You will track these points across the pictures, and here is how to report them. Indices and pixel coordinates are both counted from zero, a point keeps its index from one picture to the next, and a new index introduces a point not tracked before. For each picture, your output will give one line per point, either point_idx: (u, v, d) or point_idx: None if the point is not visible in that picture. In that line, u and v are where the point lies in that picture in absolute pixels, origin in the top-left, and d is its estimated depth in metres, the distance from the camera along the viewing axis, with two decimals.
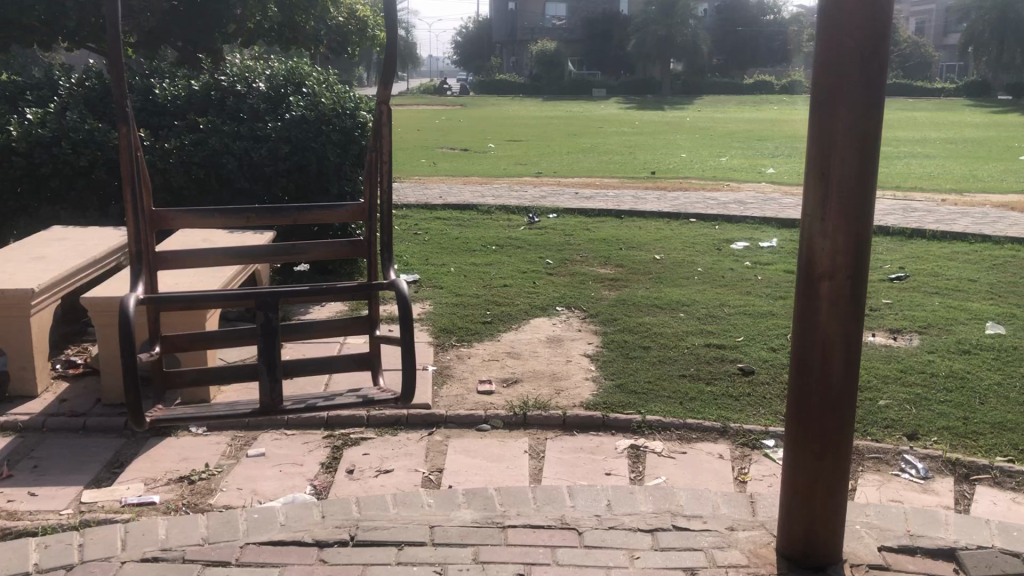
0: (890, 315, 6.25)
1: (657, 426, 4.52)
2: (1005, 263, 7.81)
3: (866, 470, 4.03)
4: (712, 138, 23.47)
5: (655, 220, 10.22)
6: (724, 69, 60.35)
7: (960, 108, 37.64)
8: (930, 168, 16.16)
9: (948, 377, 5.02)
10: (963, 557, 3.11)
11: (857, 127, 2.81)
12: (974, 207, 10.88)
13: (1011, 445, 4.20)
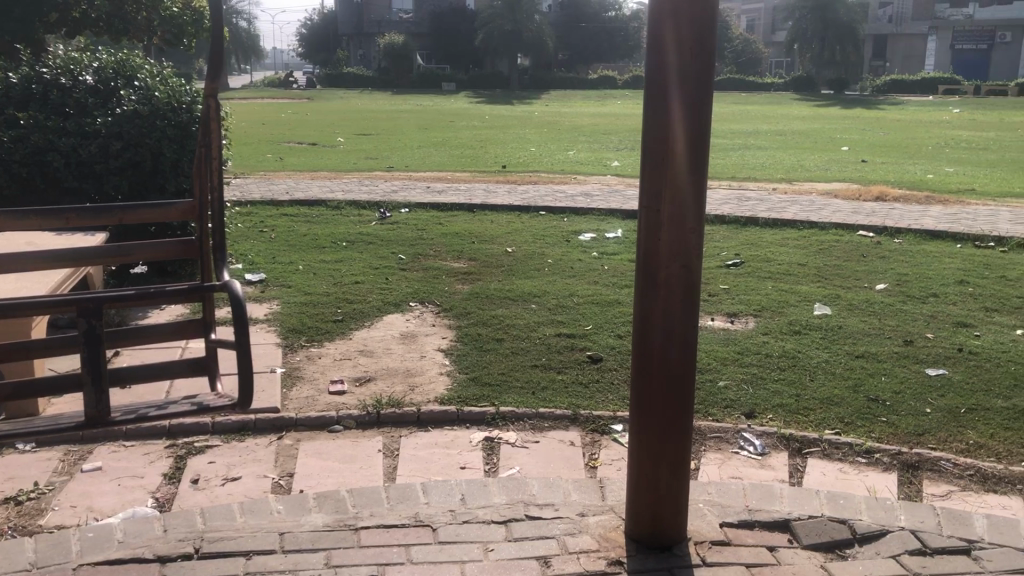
0: (728, 300, 6.54)
1: (511, 417, 4.57)
2: (831, 248, 8.34)
3: (708, 449, 4.21)
4: (560, 132, 23.90)
5: (506, 213, 10.32)
6: (570, 64, 61.63)
7: (786, 102, 39.95)
8: (762, 159, 17.03)
9: (781, 357, 5.31)
10: (796, 528, 3.29)
11: (689, 121, 2.92)
12: (802, 196, 11.54)
13: (838, 418, 4.48)
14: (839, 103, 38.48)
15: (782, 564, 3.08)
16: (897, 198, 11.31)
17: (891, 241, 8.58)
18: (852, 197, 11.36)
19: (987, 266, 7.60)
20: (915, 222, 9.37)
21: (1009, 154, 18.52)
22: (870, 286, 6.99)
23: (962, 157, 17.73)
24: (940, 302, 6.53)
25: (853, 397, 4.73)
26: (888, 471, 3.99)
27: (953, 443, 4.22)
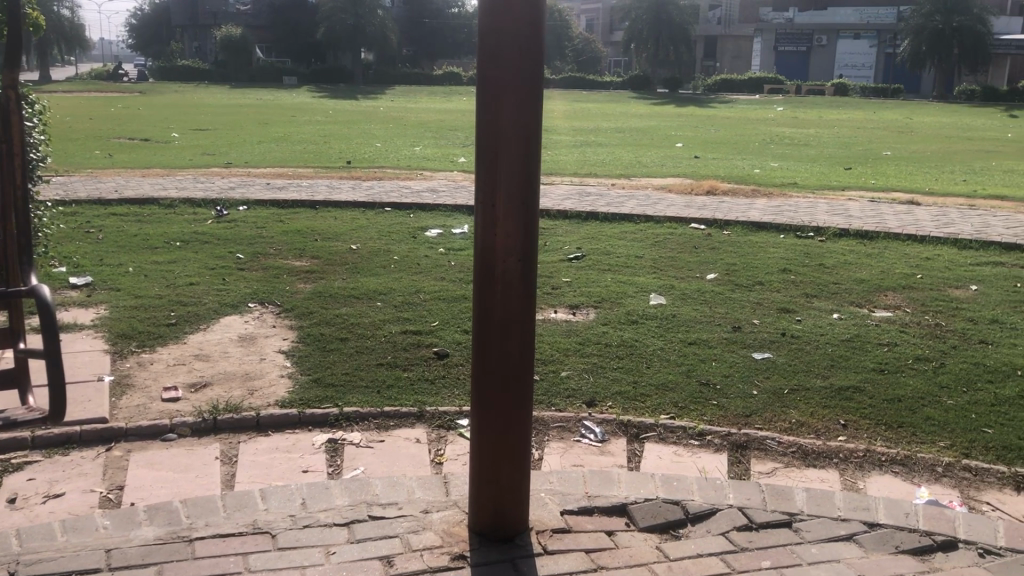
0: (570, 292, 6.69)
1: (355, 417, 4.50)
2: (666, 240, 8.67)
3: (550, 439, 4.29)
4: (405, 128, 23.74)
5: (349, 210, 10.16)
6: (414, 60, 61.36)
7: (625, 99, 41.22)
8: (602, 155, 17.50)
9: (620, 346, 5.48)
10: (632, 511, 3.40)
11: (521, 114, 2.96)
12: (640, 191, 11.93)
13: (672, 402, 4.67)
14: (674, 102, 40.00)
15: (620, 547, 3.18)
16: (726, 192, 11.88)
17: (721, 233, 9.01)
18: (685, 191, 11.85)
19: (807, 255, 8.10)
20: (742, 215, 9.87)
21: (827, 150, 19.80)
22: (702, 276, 7.32)
23: (784, 153, 18.81)
24: (766, 290, 6.91)
25: (686, 382, 4.94)
26: (719, 451, 4.19)
27: (777, 423, 4.47)
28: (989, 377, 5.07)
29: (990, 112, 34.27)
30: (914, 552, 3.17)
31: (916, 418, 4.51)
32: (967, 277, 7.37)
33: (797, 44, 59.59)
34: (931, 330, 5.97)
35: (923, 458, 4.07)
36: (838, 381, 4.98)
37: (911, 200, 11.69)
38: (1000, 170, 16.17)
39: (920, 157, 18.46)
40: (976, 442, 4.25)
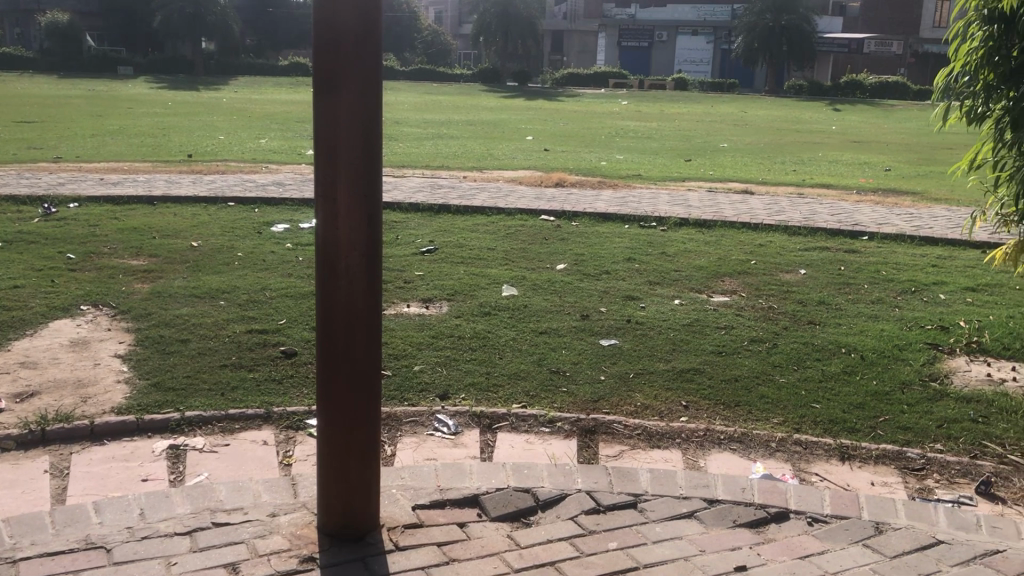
0: (422, 286, 6.66)
1: (198, 421, 4.33)
2: (517, 232, 8.76)
3: (403, 434, 4.26)
4: (250, 120, 23.00)
5: (191, 206, 9.75)
6: (258, 50, 59.51)
7: (475, 92, 41.38)
8: (453, 148, 17.51)
9: (472, 338, 5.50)
10: (484, 501, 3.43)
11: (361, 106, 2.91)
12: (490, 183, 12.02)
13: (524, 391, 4.73)
14: (523, 95, 40.47)
15: (472, 538, 3.19)
16: (574, 184, 12.13)
17: (569, 225, 9.19)
18: (535, 184, 12.03)
19: (651, 244, 8.38)
20: (589, 206, 10.11)
21: (669, 142, 20.55)
22: (551, 267, 7.44)
23: (629, 145, 19.38)
24: (612, 279, 7.10)
25: (537, 371, 5.02)
26: (569, 437, 4.27)
27: (623, 406, 4.61)
28: (816, 356, 5.39)
29: (816, 106, 36.50)
30: (750, 525, 3.34)
31: (752, 397, 4.74)
32: (795, 262, 7.82)
33: (639, 39, 61.51)
34: (765, 313, 6.29)
35: (758, 435, 4.29)
36: (680, 364, 5.18)
37: (746, 190, 12.28)
38: (825, 160, 17.24)
39: (754, 149, 19.42)
40: (806, 417, 4.51)
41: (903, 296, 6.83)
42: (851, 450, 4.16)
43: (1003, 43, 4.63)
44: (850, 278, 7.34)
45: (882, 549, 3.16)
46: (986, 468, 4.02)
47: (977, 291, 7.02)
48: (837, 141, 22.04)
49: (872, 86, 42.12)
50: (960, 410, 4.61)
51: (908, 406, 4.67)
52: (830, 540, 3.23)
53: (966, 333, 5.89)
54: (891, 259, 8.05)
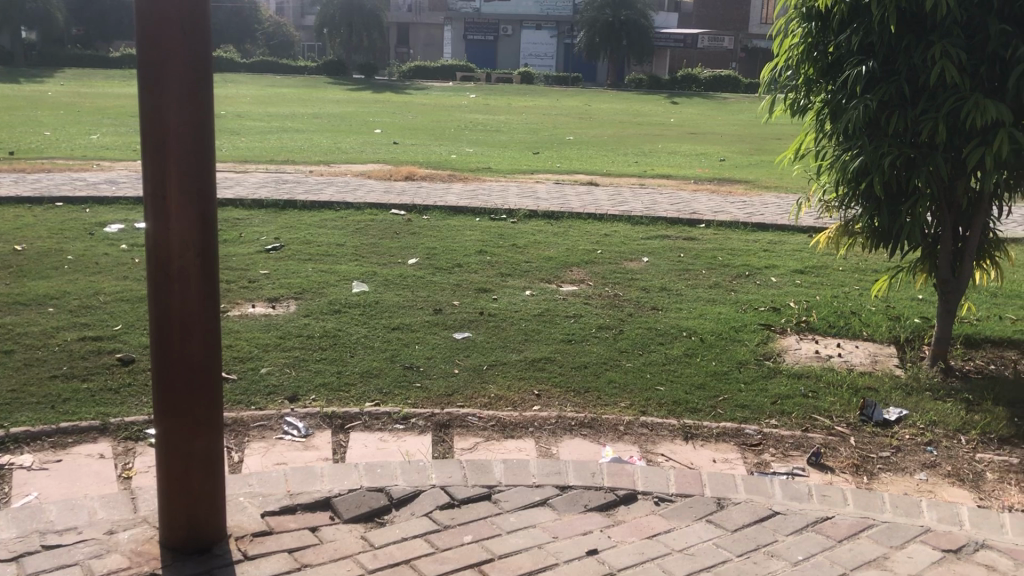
0: (268, 285, 6.46)
1: (26, 438, 4.04)
2: (366, 227, 8.64)
3: (251, 440, 4.12)
4: (78, 114, 21.68)
5: (13, 206, 9.09)
6: (85, 40, 56.15)
7: (320, 85, 40.55)
8: (297, 141, 17.08)
9: (322, 337, 5.39)
10: (337, 503, 3.37)
11: (188, 100, 2.78)
12: (337, 177, 11.79)
13: (376, 389, 4.67)
14: (370, 88, 39.95)
15: (324, 542, 3.13)
16: (423, 177, 12.07)
17: (419, 218, 9.14)
18: (383, 177, 11.89)
19: (501, 236, 8.45)
20: (439, 199, 10.09)
21: (516, 135, 20.76)
22: (402, 261, 7.38)
23: (477, 139, 19.45)
24: (464, 271, 7.11)
25: (389, 367, 4.97)
26: (423, 433, 4.25)
27: (477, 399, 4.63)
28: (660, 340, 5.58)
29: (655, 99, 37.81)
30: (600, 508, 3.42)
31: (601, 383, 4.87)
32: (639, 250, 8.07)
33: (484, 33, 61.90)
34: (611, 300, 6.46)
35: (607, 419, 4.40)
36: (531, 354, 5.25)
37: (591, 181, 12.57)
38: (665, 152, 17.86)
39: (598, 141, 19.91)
40: (651, 400, 4.67)
41: (738, 280, 7.17)
42: (694, 430, 4.33)
43: (820, 39, 4.95)
44: (690, 264, 7.65)
45: (724, 523, 3.31)
46: (816, 440, 4.27)
47: (804, 272, 7.45)
48: (675, 133, 22.89)
49: (707, 80, 44.01)
50: (792, 386, 4.89)
51: (745, 384, 4.91)
52: (676, 518, 3.35)
53: (796, 313, 6.24)
54: (727, 244, 8.43)
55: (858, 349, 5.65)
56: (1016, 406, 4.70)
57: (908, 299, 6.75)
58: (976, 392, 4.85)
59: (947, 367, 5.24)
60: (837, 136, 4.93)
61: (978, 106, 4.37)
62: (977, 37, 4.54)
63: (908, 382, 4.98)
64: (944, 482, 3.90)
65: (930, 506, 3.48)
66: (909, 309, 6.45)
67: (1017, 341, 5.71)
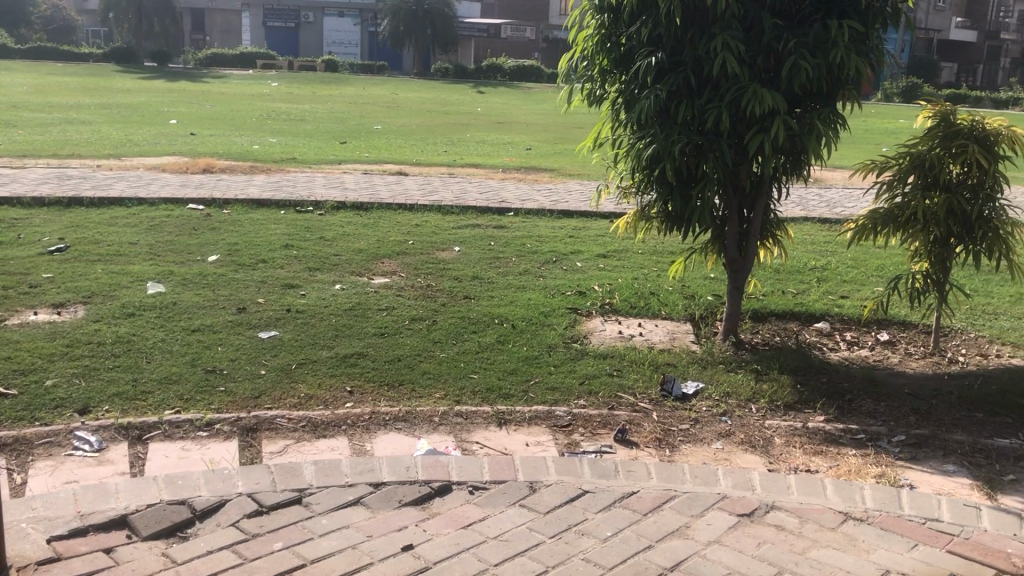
0: (52, 289, 5.98)
1: None
2: (163, 223, 8.18)
3: (36, 459, 3.80)
4: None
5: None
6: None
7: (106, 72, 37.98)
8: (83, 133, 15.92)
9: (115, 343, 5.04)
10: (133, 521, 3.16)
11: None
12: (128, 171, 11.09)
13: (177, 396, 4.43)
14: (162, 76, 37.82)
15: (121, 563, 2.93)
16: (223, 169, 11.56)
17: (220, 213, 8.74)
18: (179, 170, 11.30)
19: (308, 229, 8.23)
20: (240, 192, 9.70)
21: (321, 125, 20.30)
22: (201, 259, 7.03)
23: (281, 129, 18.86)
24: (269, 267, 6.87)
25: (191, 372, 4.72)
26: (229, 439, 4.07)
27: (286, 399, 4.48)
28: (472, 329, 5.62)
29: (462, 88, 38.13)
30: (414, 503, 3.40)
31: (414, 374, 4.84)
32: (450, 239, 8.09)
33: (285, 20, 60.06)
34: (422, 291, 6.43)
35: (421, 412, 4.38)
36: (342, 350, 5.14)
37: (399, 171, 12.49)
38: (472, 140, 18.01)
39: (406, 130, 19.80)
40: (464, 389, 4.69)
41: (545, 266, 7.33)
42: (507, 415, 4.39)
43: (612, 30, 5.11)
44: (500, 252, 7.75)
45: (537, 507, 3.37)
46: (622, 417, 4.44)
47: (608, 257, 7.73)
48: (481, 122, 23.18)
49: (511, 69, 44.74)
50: (598, 366, 5.06)
51: (555, 367, 5.03)
52: (490, 505, 3.38)
53: (600, 296, 6.46)
54: (534, 232, 8.61)
55: (658, 328, 5.92)
56: (798, 373, 5.08)
57: (702, 278, 7.14)
58: (764, 362, 5.20)
59: (738, 340, 5.58)
60: (632, 125, 5.12)
61: (756, 95, 4.67)
62: (752, 30, 4.85)
63: (704, 356, 5.26)
64: (738, 449, 4.15)
65: (726, 473, 3.70)
66: (703, 288, 6.82)
67: (798, 313, 6.17)
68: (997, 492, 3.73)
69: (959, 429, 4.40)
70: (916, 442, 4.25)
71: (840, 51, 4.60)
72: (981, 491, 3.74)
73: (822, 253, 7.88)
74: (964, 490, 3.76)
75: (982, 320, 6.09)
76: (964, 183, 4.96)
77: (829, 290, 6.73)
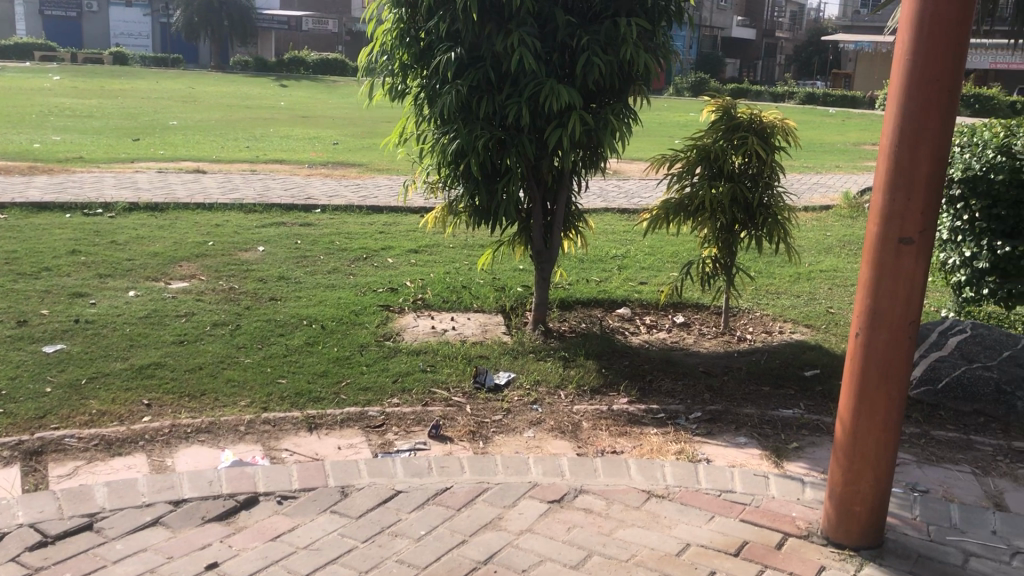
0: None
1: None
2: None
3: None
4: None
5: None
6: None
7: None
8: None
9: None
10: None
11: None
12: None
13: None
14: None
15: None
16: None
17: None
18: None
19: (97, 233, 7.70)
20: (18, 194, 8.94)
21: (110, 120, 19.09)
22: None
23: (64, 125, 17.55)
24: (52, 275, 6.37)
25: None
26: (10, 465, 3.73)
27: (74, 417, 4.17)
28: (279, 331, 5.45)
29: (264, 82, 36.92)
30: (219, 518, 3.25)
31: (218, 383, 4.63)
32: (254, 239, 7.81)
33: (65, 9, 55.90)
34: (225, 295, 6.16)
35: (226, 421, 4.20)
36: (138, 361, 4.84)
37: (197, 169, 11.92)
38: (275, 136, 17.47)
39: (203, 126, 18.94)
40: (272, 395, 4.53)
41: (355, 263, 7.22)
42: (317, 419, 4.28)
43: (411, 25, 5.06)
44: (307, 250, 7.55)
45: (349, 512, 3.31)
46: (435, 413, 4.43)
47: (418, 252, 7.71)
48: (285, 116, 22.53)
49: (315, 62, 43.74)
50: (411, 363, 5.03)
51: (366, 367, 4.95)
52: (299, 515, 3.28)
53: (411, 292, 6.43)
54: (342, 228, 8.46)
55: (469, 321, 5.96)
56: (603, 358, 5.26)
57: (510, 270, 7.26)
58: (571, 350, 5.34)
59: (547, 330, 5.72)
60: (434, 120, 5.12)
61: (553, 91, 4.79)
62: (547, 27, 4.96)
63: (514, 347, 5.35)
64: (549, 436, 4.25)
65: (536, 462, 3.77)
66: (511, 279, 6.93)
67: (601, 300, 6.39)
68: (782, 460, 4.01)
69: (748, 403, 4.71)
70: (711, 417, 4.51)
71: (629, 48, 4.79)
72: (769, 460, 4.01)
73: (623, 241, 8.21)
74: (754, 460, 4.02)
75: (767, 300, 6.54)
76: (745, 173, 5.33)
77: (630, 277, 7.01)
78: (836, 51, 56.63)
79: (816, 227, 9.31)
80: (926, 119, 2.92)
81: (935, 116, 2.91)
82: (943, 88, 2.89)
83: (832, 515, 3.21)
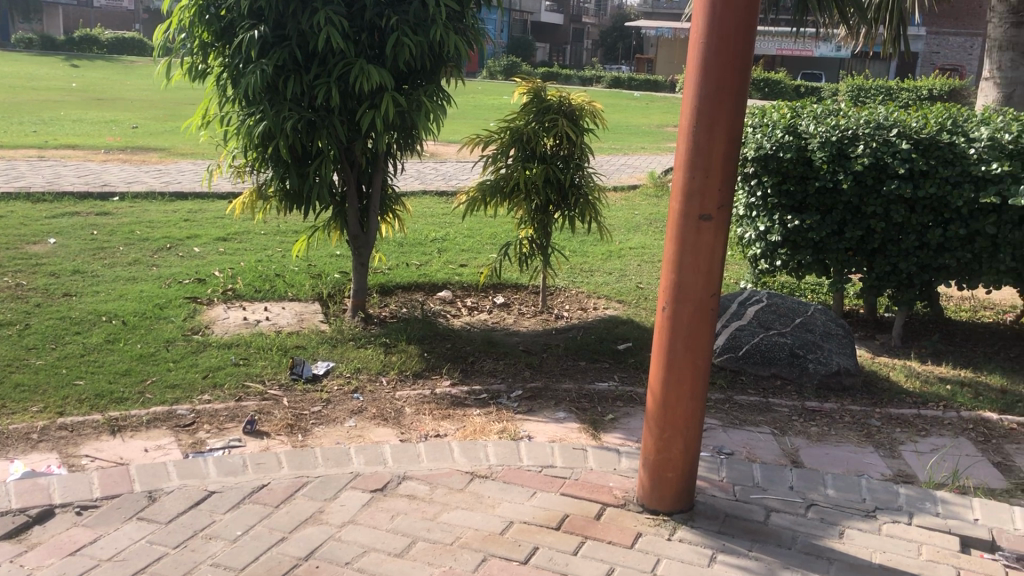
0: None
1: None
2: None
3: None
4: None
5: None
6: None
7: None
8: None
9: None
10: None
11: None
12: None
13: None
14: None
15: None
16: None
17: None
18: None
19: None
20: None
21: None
22: None
23: None
24: None
25: None
26: None
27: None
28: (75, 329, 5.06)
29: (51, 61, 34.20)
30: (9, 536, 2.98)
31: (5, 389, 4.24)
32: (43, 231, 7.21)
33: None
34: (11, 292, 5.66)
35: (16, 430, 3.86)
36: None
37: None
38: (66, 119, 16.23)
39: None
40: (68, 398, 4.20)
41: (159, 254, 6.82)
42: (120, 422, 4.01)
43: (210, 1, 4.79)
44: (103, 242, 7.05)
45: (157, 517, 3.12)
46: (250, 407, 4.26)
47: (227, 240, 7.38)
48: (77, 98, 20.99)
49: (109, 41, 40.99)
50: (223, 356, 4.81)
51: (174, 363, 4.69)
52: (102, 525, 3.06)
53: (221, 282, 6.14)
54: (144, 217, 7.96)
55: (285, 310, 5.76)
56: (424, 342, 5.24)
57: (327, 256, 7.09)
58: (392, 335, 5.28)
59: (367, 316, 5.62)
60: (239, 101, 4.89)
61: (363, 72, 4.68)
62: (354, 6, 4.84)
63: (333, 335, 5.23)
64: (371, 424, 4.18)
65: (357, 451, 3.70)
66: (328, 266, 6.77)
67: (421, 284, 6.35)
68: (600, 432, 4.14)
69: (566, 378, 4.82)
70: (531, 395, 4.58)
71: (439, 29, 4.75)
72: (587, 433, 4.12)
73: (441, 224, 8.20)
74: (573, 434, 4.12)
75: (581, 277, 6.72)
76: (557, 155, 5.45)
77: (449, 260, 7.01)
78: (639, 36, 58.97)
79: (625, 206, 9.67)
80: (721, 102, 3.06)
81: (729, 99, 3.06)
82: (735, 72, 3.04)
83: (646, 482, 3.34)
